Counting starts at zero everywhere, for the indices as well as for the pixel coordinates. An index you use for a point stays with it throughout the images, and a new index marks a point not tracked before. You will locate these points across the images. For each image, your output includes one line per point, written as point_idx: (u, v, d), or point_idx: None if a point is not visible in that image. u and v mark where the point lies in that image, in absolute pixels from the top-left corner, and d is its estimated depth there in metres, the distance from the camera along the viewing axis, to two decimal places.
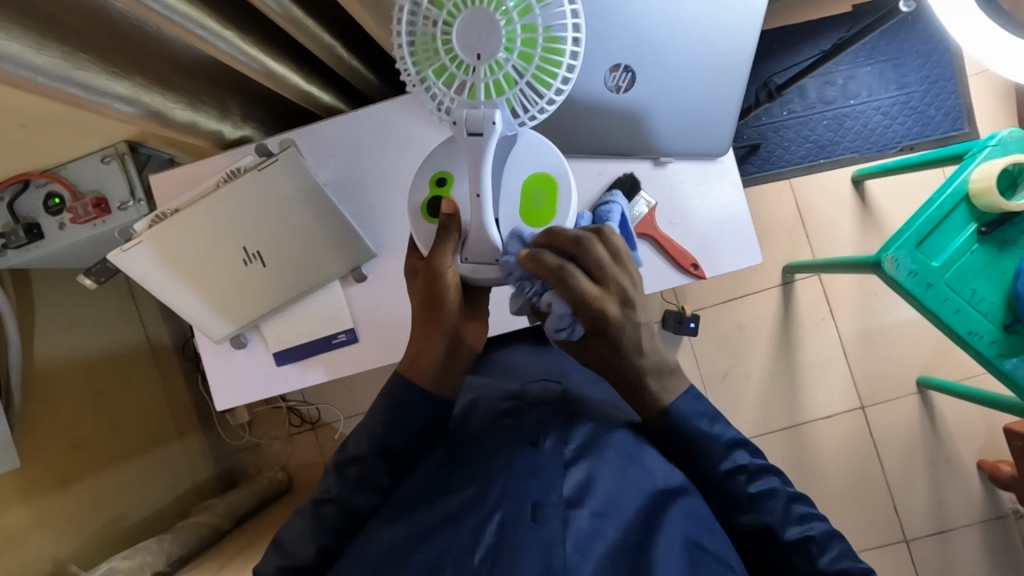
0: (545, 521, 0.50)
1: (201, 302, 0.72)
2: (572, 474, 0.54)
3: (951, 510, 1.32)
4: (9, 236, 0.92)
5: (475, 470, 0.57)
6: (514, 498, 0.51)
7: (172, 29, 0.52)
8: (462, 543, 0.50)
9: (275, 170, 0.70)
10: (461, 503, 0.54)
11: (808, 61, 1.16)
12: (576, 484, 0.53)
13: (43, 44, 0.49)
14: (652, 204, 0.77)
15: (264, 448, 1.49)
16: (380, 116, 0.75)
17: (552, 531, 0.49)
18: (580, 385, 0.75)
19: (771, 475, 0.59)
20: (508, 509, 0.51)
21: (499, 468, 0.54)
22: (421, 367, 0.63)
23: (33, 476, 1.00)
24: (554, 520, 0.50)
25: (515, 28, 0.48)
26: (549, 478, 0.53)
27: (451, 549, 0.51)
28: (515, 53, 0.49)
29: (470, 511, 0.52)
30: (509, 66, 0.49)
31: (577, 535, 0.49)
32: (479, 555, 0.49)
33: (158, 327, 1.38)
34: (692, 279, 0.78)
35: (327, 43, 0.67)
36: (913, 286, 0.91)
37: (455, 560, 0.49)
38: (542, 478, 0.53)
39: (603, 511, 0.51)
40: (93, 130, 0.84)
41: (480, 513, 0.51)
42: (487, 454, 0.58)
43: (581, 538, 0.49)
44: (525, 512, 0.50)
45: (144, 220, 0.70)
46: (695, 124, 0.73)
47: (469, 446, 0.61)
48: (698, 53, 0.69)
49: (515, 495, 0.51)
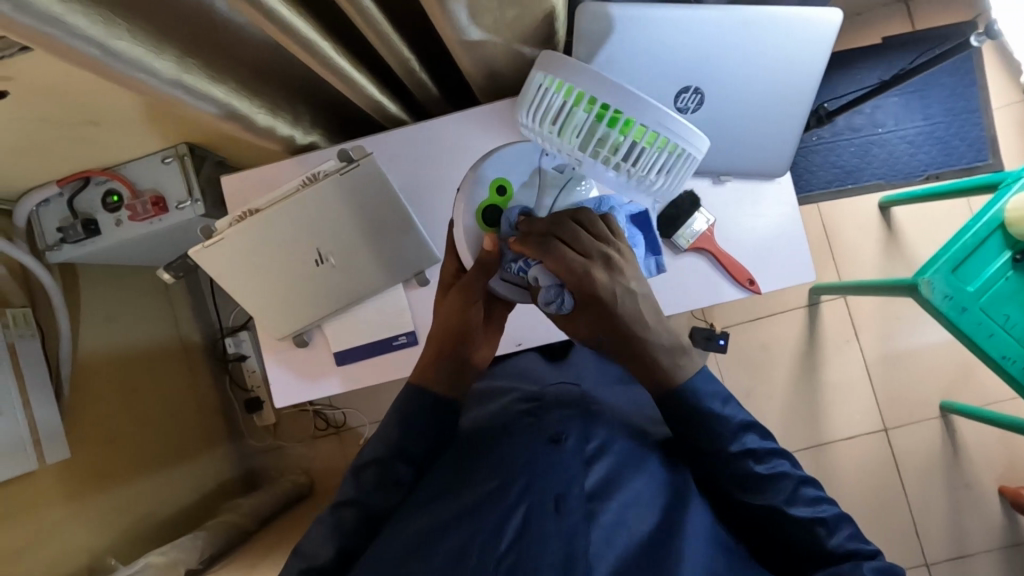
0: (566, 511, 0.54)
1: (270, 300, 0.75)
2: (593, 469, 0.61)
3: (970, 534, 1.32)
4: (68, 230, 0.96)
5: (494, 464, 0.61)
6: (539, 492, 0.56)
7: (279, 36, 0.55)
8: (487, 531, 0.53)
9: (357, 175, 0.72)
10: (481, 494, 0.58)
11: (855, 92, 1.22)
12: (598, 478, 0.60)
13: (161, 48, 0.53)
14: (710, 221, 0.72)
15: (287, 450, 1.48)
16: (447, 129, 0.78)
17: (574, 520, 0.54)
18: (594, 388, 0.79)
19: (782, 460, 0.62)
20: (530, 502, 0.55)
21: (520, 467, 0.59)
22: (435, 379, 0.68)
23: (74, 467, 1.01)
24: (576, 512, 0.55)
25: (628, 125, 0.53)
26: (570, 473, 0.59)
27: (478, 536, 0.53)
28: (627, 137, 0.55)
29: (491, 505, 0.56)
30: (620, 142, 0.55)
31: (603, 527, 0.55)
32: (505, 539, 0.52)
33: (190, 327, 1.40)
34: (747, 295, 0.73)
35: (402, 55, 0.69)
36: (949, 311, 0.94)
37: (480, 546, 0.52)
38: (563, 471, 0.59)
39: (625, 502, 0.59)
40: (159, 132, 0.87)
41: (503, 504, 0.55)
42: (509, 449, 0.63)
43: (608, 529, 0.55)
44: (548, 504, 0.55)
45: (226, 217, 0.73)
46: (757, 145, 0.69)
47: (490, 441, 0.67)
48: (766, 74, 0.65)
49: (538, 491, 0.56)
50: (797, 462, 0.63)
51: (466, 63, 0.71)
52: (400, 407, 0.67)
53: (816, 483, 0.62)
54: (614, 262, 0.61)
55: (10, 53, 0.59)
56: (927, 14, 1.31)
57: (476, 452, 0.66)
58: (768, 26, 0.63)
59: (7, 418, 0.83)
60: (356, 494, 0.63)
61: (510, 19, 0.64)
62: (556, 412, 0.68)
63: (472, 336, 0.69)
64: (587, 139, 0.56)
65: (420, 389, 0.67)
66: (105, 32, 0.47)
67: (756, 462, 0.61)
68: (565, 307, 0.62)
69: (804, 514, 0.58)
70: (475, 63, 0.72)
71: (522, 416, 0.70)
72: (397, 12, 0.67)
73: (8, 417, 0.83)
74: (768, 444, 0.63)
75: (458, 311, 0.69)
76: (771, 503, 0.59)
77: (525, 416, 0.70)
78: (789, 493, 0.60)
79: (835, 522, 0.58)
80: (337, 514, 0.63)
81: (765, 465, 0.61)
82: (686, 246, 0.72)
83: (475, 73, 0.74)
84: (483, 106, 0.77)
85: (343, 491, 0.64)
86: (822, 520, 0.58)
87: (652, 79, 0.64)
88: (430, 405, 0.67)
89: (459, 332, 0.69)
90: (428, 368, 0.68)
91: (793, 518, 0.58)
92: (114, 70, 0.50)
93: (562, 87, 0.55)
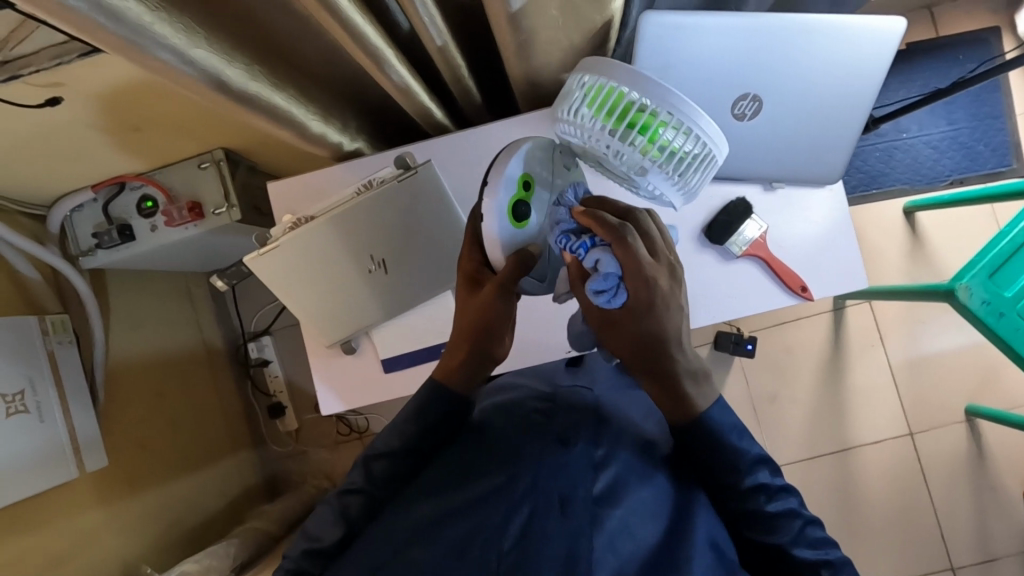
0: (573, 512, 0.54)
1: (320, 307, 0.74)
2: (600, 475, 0.60)
3: (997, 539, 1.32)
4: (104, 237, 0.95)
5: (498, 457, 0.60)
6: (543, 492, 0.54)
7: (348, 44, 0.54)
8: (493, 525, 0.53)
9: (414, 182, 0.72)
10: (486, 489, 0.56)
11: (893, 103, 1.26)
12: (606, 483, 0.60)
13: (232, 56, 0.52)
14: (763, 228, 0.72)
15: (312, 456, 1.45)
16: (496, 135, 0.78)
17: (580, 523, 0.53)
18: (608, 394, 0.79)
19: (791, 497, 0.64)
20: (536, 502, 0.54)
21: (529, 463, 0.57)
22: (451, 372, 0.68)
23: (106, 473, 1.00)
24: (582, 514, 0.54)
25: (654, 133, 0.54)
26: (577, 476, 0.58)
27: (483, 529, 0.52)
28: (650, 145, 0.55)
29: (499, 499, 0.54)
30: (642, 150, 0.55)
31: (608, 532, 0.55)
32: (507, 541, 0.51)
33: (213, 332, 1.39)
34: (799, 302, 0.73)
35: (455, 63, 0.68)
36: (986, 316, 0.93)
37: (483, 541, 0.51)
38: (570, 474, 0.57)
39: (630, 510, 0.58)
40: (199, 137, 0.87)
41: (508, 501, 0.54)
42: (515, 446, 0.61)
43: (611, 535, 0.55)
44: (554, 506, 0.54)
45: (282, 225, 0.73)
46: (811, 152, 0.69)
47: (494, 438, 0.64)
48: (823, 83, 0.66)
49: (544, 487, 0.54)
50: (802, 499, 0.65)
51: (517, 72, 0.70)
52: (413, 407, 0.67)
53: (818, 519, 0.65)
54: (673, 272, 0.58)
55: (69, 59, 0.60)
56: (954, 21, 1.31)
57: (483, 445, 0.63)
58: (828, 34, 0.64)
59: (48, 425, 0.84)
60: (365, 484, 0.66)
61: (569, 27, 0.64)
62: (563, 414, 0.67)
63: (497, 334, 0.67)
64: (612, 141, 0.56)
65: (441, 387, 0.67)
66: (186, 42, 0.47)
67: (768, 500, 0.62)
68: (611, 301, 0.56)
69: (810, 557, 0.61)
70: (525, 74, 0.71)
71: (533, 415, 0.66)
72: (452, 19, 0.66)
73: (50, 423, 0.84)
74: (778, 481, 0.64)
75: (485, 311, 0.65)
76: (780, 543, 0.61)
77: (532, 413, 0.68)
78: (796, 533, 0.62)
79: (841, 565, 0.61)
80: (343, 502, 0.66)
81: (776, 502, 0.63)
82: (739, 253, 0.72)
83: (526, 80, 0.74)
84: (532, 112, 0.77)
85: (355, 479, 0.67)
86: (827, 562, 0.61)
87: (710, 91, 0.65)
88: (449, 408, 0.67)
89: (480, 328, 0.66)
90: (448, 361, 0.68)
91: (798, 560, 0.61)
92: (189, 78, 0.49)
93: (596, 87, 0.56)
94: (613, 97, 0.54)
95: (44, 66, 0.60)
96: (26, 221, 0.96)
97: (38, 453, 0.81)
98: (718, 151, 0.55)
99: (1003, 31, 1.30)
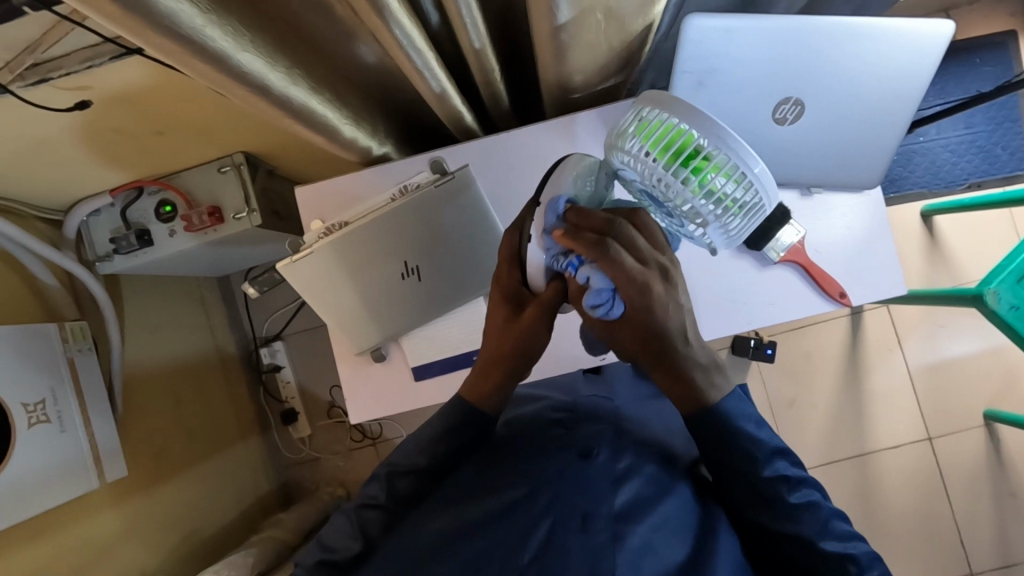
0: (594, 531, 0.53)
1: (351, 315, 0.73)
2: (623, 490, 0.58)
3: (1018, 544, 1.31)
4: (121, 241, 0.94)
5: (523, 475, 0.59)
6: (564, 508, 0.54)
7: (391, 48, 0.53)
8: (511, 543, 0.53)
9: (450, 188, 0.72)
10: (508, 503, 0.56)
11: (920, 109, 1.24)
12: (628, 498, 0.58)
13: (274, 60, 0.51)
14: (801, 234, 0.71)
15: (324, 462, 1.43)
16: (529, 140, 0.77)
17: (600, 542, 0.52)
18: (627, 404, 0.79)
19: (812, 490, 0.60)
20: (556, 517, 0.53)
21: (550, 478, 0.57)
22: (481, 394, 0.65)
23: (124, 481, 0.99)
24: (603, 532, 0.53)
25: (711, 177, 0.52)
26: (598, 492, 0.56)
27: (500, 547, 0.53)
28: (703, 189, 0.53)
29: (520, 513, 0.55)
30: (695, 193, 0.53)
31: (630, 552, 0.52)
32: (528, 552, 0.52)
33: (226, 337, 1.37)
34: (837, 308, 0.72)
35: (490, 67, 0.67)
36: (1014, 320, 0.93)
37: (502, 556, 0.52)
38: (592, 492, 0.56)
39: (654, 526, 0.56)
40: (222, 140, 0.85)
41: (529, 516, 0.54)
42: (539, 463, 0.60)
43: (636, 553, 0.52)
44: (574, 522, 0.53)
45: (316, 231, 0.72)
46: (851, 156, 0.69)
47: (514, 452, 0.64)
48: (867, 85, 0.65)
49: (564, 506, 0.54)
50: (824, 492, 0.62)
51: (551, 77, 0.69)
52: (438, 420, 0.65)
53: (843, 515, 0.61)
54: (669, 274, 0.54)
55: (100, 61, 0.58)
56: (969, 25, 1.31)
57: (505, 459, 0.63)
58: (874, 37, 0.63)
59: (70, 435, 0.83)
60: (385, 498, 0.64)
61: (610, 32, 0.62)
62: (588, 427, 0.66)
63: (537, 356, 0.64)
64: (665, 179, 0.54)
65: (474, 408, 0.65)
66: (233, 45, 0.45)
67: (790, 493, 0.59)
68: (612, 314, 0.53)
69: (836, 550, 0.57)
70: (560, 79, 0.70)
71: (552, 428, 0.68)
72: (488, 23, 0.65)
73: (72, 433, 0.83)
74: (798, 471, 0.61)
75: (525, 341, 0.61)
76: (803, 535, 0.57)
77: (553, 427, 0.68)
78: (821, 522, 0.58)
79: (868, 561, 0.57)
80: (362, 517, 0.64)
81: (797, 494, 0.59)
82: (776, 259, 0.71)
83: (560, 84, 0.73)
84: (566, 116, 0.76)
85: (374, 493, 0.65)
86: (852, 557, 0.56)
87: (754, 95, 0.65)
88: (477, 419, 0.65)
89: (517, 357, 0.63)
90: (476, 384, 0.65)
91: (822, 553, 0.57)
92: (232, 82, 0.48)
93: (654, 120, 0.54)
94: (669, 134, 0.52)
95: (74, 69, 0.58)
96: (43, 227, 0.95)
97: (62, 463, 0.79)
98: (768, 202, 0.53)
99: (1020, 34, 1.30)
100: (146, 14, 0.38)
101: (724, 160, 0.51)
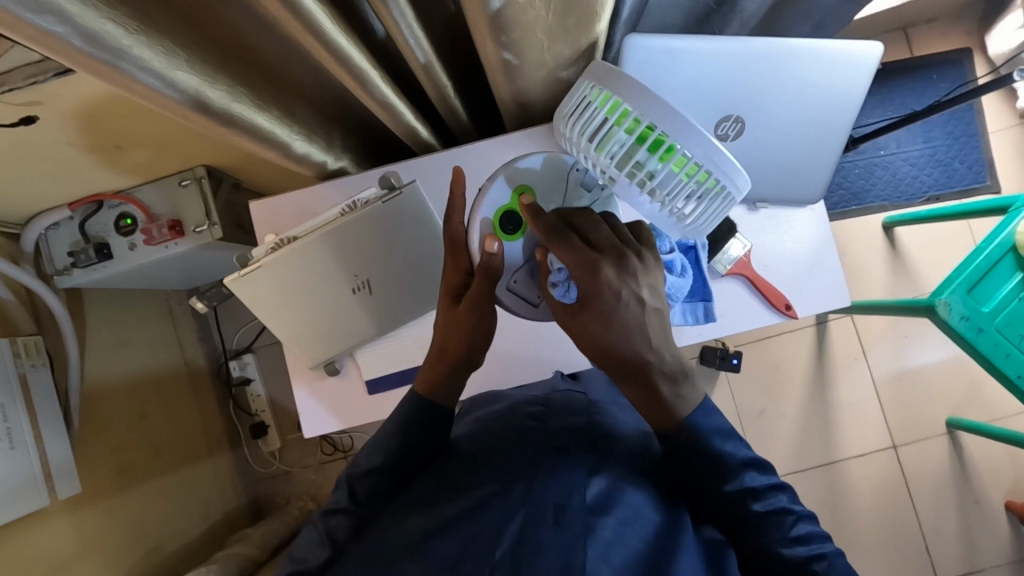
0: (568, 522, 0.51)
1: (302, 329, 0.74)
2: (595, 481, 0.56)
3: (982, 551, 1.32)
4: (80, 255, 0.93)
5: (500, 470, 0.57)
6: (536, 503, 0.52)
7: (333, 66, 0.53)
8: (487, 536, 0.51)
9: (398, 203, 0.72)
10: (485, 498, 0.55)
11: (877, 124, 1.30)
12: (597, 492, 0.55)
13: (213, 77, 0.51)
14: (747, 247, 0.74)
15: (295, 476, 1.42)
16: (482, 156, 0.79)
17: (575, 532, 0.51)
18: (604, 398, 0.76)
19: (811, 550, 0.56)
20: (529, 511, 0.52)
21: (527, 468, 0.56)
22: (441, 388, 0.66)
23: (80, 499, 0.97)
24: (577, 523, 0.51)
25: (667, 151, 0.53)
26: (572, 483, 0.55)
27: (474, 545, 0.51)
28: (666, 165, 0.54)
29: (493, 508, 0.54)
30: (659, 166, 0.55)
31: (601, 543, 0.51)
32: (502, 548, 0.50)
33: (194, 350, 1.36)
34: (784, 320, 0.75)
35: (443, 84, 0.68)
36: (964, 330, 0.92)
37: (476, 553, 0.51)
38: (564, 482, 0.55)
39: (625, 519, 0.54)
40: (178, 154, 0.85)
41: (506, 506, 0.53)
42: (514, 456, 0.59)
43: (604, 545, 0.51)
44: (548, 515, 0.52)
45: (266, 245, 0.72)
46: (793, 169, 0.73)
47: (489, 449, 0.62)
48: (807, 100, 0.69)
49: (537, 499, 0.53)
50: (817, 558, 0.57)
51: (504, 96, 0.69)
52: (393, 420, 0.65)
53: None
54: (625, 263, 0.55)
55: (45, 78, 0.58)
56: (926, 43, 1.35)
57: (476, 457, 0.62)
58: (812, 55, 0.66)
59: (20, 452, 0.82)
60: (349, 505, 0.63)
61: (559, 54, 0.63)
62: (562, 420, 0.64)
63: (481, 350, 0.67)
64: (625, 160, 0.57)
65: (431, 401, 0.65)
66: (166, 64, 0.46)
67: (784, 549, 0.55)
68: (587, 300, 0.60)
69: None
70: (516, 100, 0.70)
71: (529, 423, 0.65)
72: (440, 40, 0.66)
73: (21, 450, 0.82)
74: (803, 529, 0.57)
75: (474, 332, 0.65)
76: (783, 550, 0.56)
77: (531, 423, 0.65)
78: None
79: None
80: (328, 524, 0.63)
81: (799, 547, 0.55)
82: (724, 271, 0.74)
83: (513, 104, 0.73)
84: (518, 133, 0.78)
85: (337, 499, 0.64)
86: None
87: (699, 113, 0.67)
88: (434, 421, 0.65)
89: (470, 348, 0.66)
90: (434, 375, 0.66)
91: None
92: (165, 99, 0.48)
93: (603, 101, 0.56)
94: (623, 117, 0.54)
95: (19, 85, 0.58)
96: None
97: (12, 480, 0.79)
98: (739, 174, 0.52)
99: (975, 52, 1.34)
100: (64, 40, 0.38)
101: (685, 145, 0.51)
